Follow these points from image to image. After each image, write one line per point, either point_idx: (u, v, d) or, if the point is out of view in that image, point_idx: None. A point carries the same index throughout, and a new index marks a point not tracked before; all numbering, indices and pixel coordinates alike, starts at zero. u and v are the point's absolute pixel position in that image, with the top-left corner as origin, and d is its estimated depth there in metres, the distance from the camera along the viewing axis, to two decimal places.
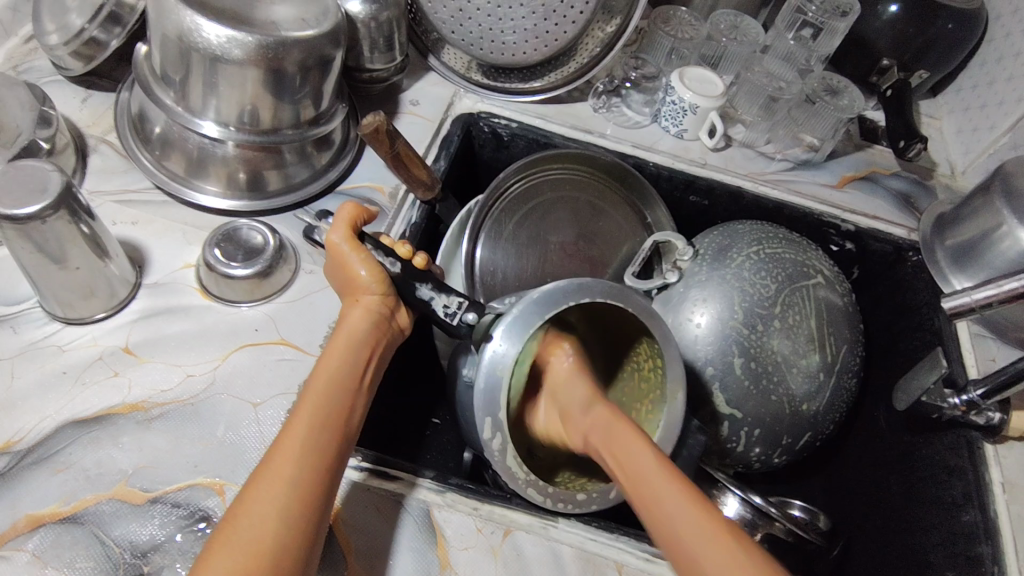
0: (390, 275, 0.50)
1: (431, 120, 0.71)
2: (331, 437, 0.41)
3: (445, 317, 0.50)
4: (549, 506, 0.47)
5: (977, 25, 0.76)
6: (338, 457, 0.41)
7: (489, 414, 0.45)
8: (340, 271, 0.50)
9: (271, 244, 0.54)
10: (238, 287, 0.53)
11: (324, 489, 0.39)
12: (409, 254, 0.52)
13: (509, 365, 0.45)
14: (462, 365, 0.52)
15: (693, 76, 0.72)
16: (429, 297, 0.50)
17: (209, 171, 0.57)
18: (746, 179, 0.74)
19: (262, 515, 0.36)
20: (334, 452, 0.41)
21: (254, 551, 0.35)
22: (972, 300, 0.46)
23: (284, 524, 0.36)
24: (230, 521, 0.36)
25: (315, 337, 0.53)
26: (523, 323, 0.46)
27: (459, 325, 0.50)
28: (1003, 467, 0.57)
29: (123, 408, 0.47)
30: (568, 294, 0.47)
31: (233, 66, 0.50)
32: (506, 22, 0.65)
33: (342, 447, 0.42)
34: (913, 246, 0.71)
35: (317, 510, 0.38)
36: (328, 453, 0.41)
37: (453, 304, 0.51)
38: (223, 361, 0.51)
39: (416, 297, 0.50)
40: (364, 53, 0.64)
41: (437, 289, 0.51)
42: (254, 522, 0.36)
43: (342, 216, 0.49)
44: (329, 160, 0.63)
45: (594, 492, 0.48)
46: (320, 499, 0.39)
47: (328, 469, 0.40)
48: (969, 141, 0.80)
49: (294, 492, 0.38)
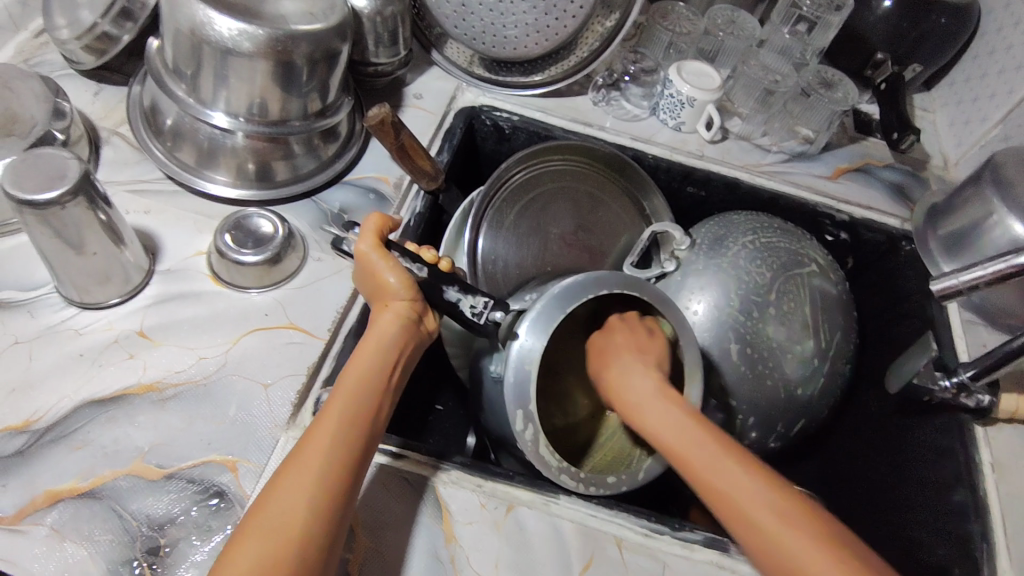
0: (417, 280, 0.50)
1: (435, 114, 0.72)
2: (356, 437, 0.42)
3: (472, 317, 0.51)
4: (581, 490, 0.49)
5: (969, 19, 0.78)
6: (363, 457, 0.42)
7: (520, 406, 0.46)
8: (370, 278, 0.50)
9: (280, 233, 0.55)
10: (248, 274, 0.54)
11: (349, 486, 0.40)
12: (434, 259, 0.52)
13: (537, 358, 0.47)
14: (488, 362, 0.54)
15: (690, 69, 0.74)
16: (456, 298, 0.51)
17: (219, 161, 0.58)
18: (743, 171, 0.75)
19: (291, 506, 0.38)
20: (358, 452, 0.42)
21: (280, 543, 0.36)
22: (959, 282, 0.47)
23: (309, 517, 0.38)
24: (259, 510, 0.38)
25: (323, 321, 0.55)
26: (546, 318, 0.48)
27: (485, 325, 0.51)
28: (993, 448, 0.59)
29: (139, 389, 0.49)
30: (586, 288, 0.49)
31: (243, 59, 0.52)
32: (508, 17, 0.67)
33: (367, 446, 0.43)
34: (906, 236, 0.72)
35: (341, 505, 0.39)
36: (355, 451, 0.42)
37: (478, 304, 0.51)
38: (234, 345, 0.52)
39: (443, 300, 0.51)
40: (369, 47, 0.66)
41: (465, 291, 0.51)
42: (281, 516, 0.37)
43: (368, 226, 0.51)
44: (336, 151, 0.64)
45: (624, 475, 0.51)
46: (345, 495, 0.40)
47: (353, 465, 0.41)
48: (962, 132, 0.81)
49: (321, 487, 0.39)
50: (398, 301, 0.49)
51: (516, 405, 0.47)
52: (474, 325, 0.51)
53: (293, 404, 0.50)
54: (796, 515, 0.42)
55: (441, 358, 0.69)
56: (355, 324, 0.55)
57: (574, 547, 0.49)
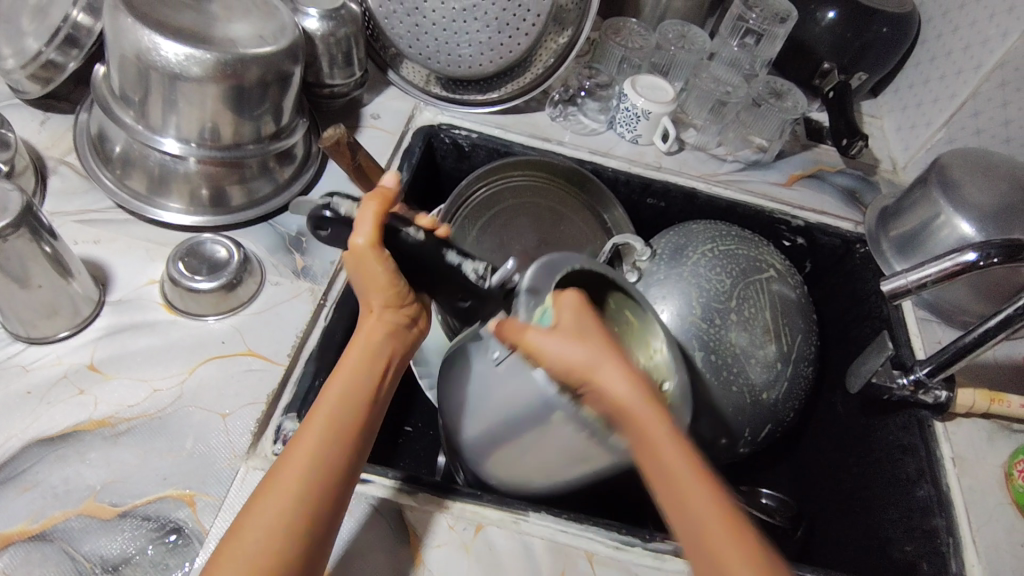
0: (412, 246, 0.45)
1: (393, 133, 0.72)
2: (341, 452, 0.40)
3: (475, 280, 0.46)
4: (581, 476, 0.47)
5: (909, 27, 0.81)
6: (348, 472, 0.40)
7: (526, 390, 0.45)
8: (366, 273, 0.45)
9: (235, 258, 0.54)
10: (202, 301, 0.53)
11: (331, 503, 0.38)
12: (432, 225, 0.49)
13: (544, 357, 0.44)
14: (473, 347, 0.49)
15: (644, 83, 0.76)
16: (456, 262, 0.46)
17: (171, 188, 0.57)
18: (699, 181, 0.76)
19: (268, 526, 0.36)
20: (343, 468, 0.39)
21: (259, 565, 0.35)
22: (908, 281, 0.48)
23: (290, 538, 0.36)
24: (236, 528, 0.36)
25: (283, 346, 0.53)
26: None
27: (491, 289, 0.47)
28: (953, 443, 0.60)
29: (90, 425, 0.47)
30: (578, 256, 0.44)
31: (192, 83, 0.51)
32: (462, 36, 0.67)
33: (356, 457, 0.41)
34: (860, 238, 0.74)
35: (322, 525, 0.38)
36: (339, 466, 0.39)
37: (478, 268, 0.47)
38: (189, 375, 0.51)
39: (444, 263, 0.46)
40: (324, 68, 0.66)
41: (463, 255, 0.47)
42: (258, 535, 0.35)
43: (365, 213, 0.43)
44: (292, 173, 0.64)
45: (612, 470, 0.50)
46: (326, 514, 0.38)
47: (338, 481, 0.39)
48: (908, 137, 0.84)
49: (302, 507, 0.37)
50: (390, 310, 0.46)
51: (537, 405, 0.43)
52: (475, 289, 0.47)
53: (253, 433, 0.49)
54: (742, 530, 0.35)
55: (408, 379, 0.68)
56: (315, 347, 0.54)
57: (544, 564, 0.48)
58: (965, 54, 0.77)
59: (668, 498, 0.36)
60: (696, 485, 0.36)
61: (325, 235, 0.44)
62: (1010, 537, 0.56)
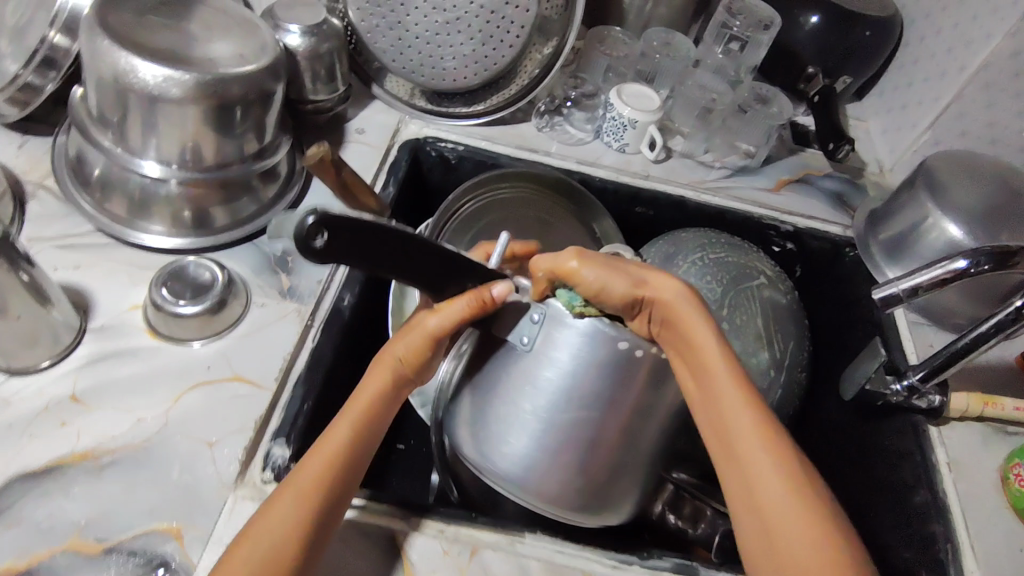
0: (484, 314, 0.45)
1: (378, 147, 0.71)
2: (332, 495, 0.42)
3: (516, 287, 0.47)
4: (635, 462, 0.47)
5: (892, 30, 0.81)
6: (335, 512, 0.42)
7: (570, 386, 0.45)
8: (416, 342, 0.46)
9: (219, 279, 0.54)
10: (187, 326, 0.52)
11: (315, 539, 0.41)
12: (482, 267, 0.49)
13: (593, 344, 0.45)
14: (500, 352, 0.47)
15: (630, 92, 0.76)
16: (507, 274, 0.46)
17: (153, 210, 0.56)
18: (688, 189, 0.76)
19: (265, 549, 0.39)
20: (331, 510, 0.42)
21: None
22: (899, 290, 0.47)
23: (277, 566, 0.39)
24: (240, 540, 0.40)
25: (270, 370, 0.52)
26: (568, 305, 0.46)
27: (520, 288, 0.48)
28: (948, 447, 0.61)
29: (73, 458, 0.46)
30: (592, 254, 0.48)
31: (172, 105, 0.50)
32: (445, 49, 0.67)
33: (344, 496, 0.43)
34: (849, 242, 0.74)
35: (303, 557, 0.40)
36: (326, 508, 0.42)
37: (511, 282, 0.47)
38: (175, 403, 0.50)
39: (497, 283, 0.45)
40: (306, 84, 0.65)
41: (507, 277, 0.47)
42: (254, 566, 0.38)
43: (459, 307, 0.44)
44: (276, 192, 0.63)
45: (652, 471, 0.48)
46: (311, 546, 0.41)
47: (326, 519, 0.42)
48: (894, 139, 0.84)
49: (288, 539, 0.40)
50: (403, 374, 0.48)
51: (613, 344, 0.44)
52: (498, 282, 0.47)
53: (241, 461, 0.48)
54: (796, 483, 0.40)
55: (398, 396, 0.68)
56: (303, 370, 0.53)
57: None
58: (949, 56, 0.77)
59: (725, 454, 0.43)
60: (750, 442, 0.42)
61: (323, 246, 0.34)
62: (1007, 541, 0.56)
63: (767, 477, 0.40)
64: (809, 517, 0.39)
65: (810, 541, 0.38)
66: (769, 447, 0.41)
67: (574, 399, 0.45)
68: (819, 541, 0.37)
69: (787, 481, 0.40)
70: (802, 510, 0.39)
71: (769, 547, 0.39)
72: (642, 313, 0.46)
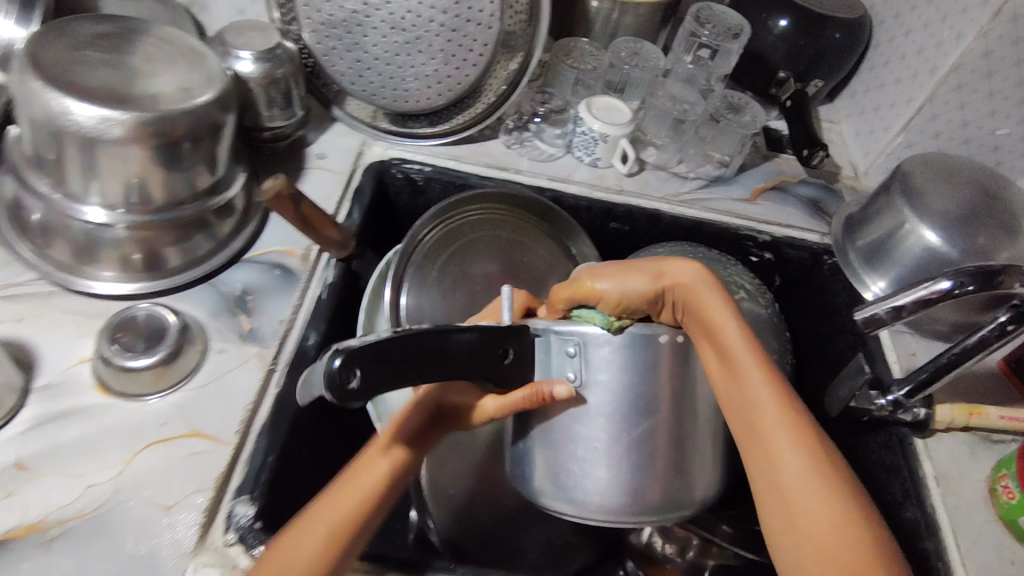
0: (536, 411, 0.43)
1: (341, 173, 0.69)
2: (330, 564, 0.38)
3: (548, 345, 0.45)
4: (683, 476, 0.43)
5: (862, 31, 0.80)
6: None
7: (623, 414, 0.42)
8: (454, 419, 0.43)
9: (173, 325, 0.51)
10: (139, 380, 0.49)
11: None
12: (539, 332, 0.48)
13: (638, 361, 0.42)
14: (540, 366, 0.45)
15: (600, 105, 0.74)
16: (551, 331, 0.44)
17: (100, 256, 0.53)
18: (663, 202, 0.74)
19: None
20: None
21: None
22: (882, 311, 0.46)
23: None
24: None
25: (229, 423, 0.50)
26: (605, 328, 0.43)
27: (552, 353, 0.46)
28: (935, 460, 0.59)
29: (19, 531, 0.43)
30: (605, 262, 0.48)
31: (112, 146, 0.47)
32: (407, 70, 0.64)
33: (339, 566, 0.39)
34: (827, 250, 0.73)
35: None
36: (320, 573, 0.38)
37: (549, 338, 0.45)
38: (129, 464, 0.47)
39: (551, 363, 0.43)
40: (261, 111, 0.62)
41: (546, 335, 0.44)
42: None
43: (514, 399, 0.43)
44: (233, 227, 0.59)
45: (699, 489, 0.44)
46: None
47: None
48: (868, 142, 0.83)
49: None
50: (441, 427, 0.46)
51: (647, 348, 0.42)
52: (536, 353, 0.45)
53: (200, 525, 0.45)
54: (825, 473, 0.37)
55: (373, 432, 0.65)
56: (266, 420, 0.50)
57: None
58: (920, 57, 0.76)
59: (750, 440, 0.40)
60: (777, 430, 0.39)
61: (358, 388, 0.31)
62: (999, 555, 0.54)
63: (791, 461, 0.38)
64: (834, 509, 0.36)
65: (840, 532, 0.35)
66: (798, 435, 0.38)
67: (614, 414, 0.42)
68: (841, 527, 0.35)
69: (815, 471, 0.37)
70: (822, 495, 0.36)
71: (791, 531, 0.36)
72: (667, 306, 0.45)
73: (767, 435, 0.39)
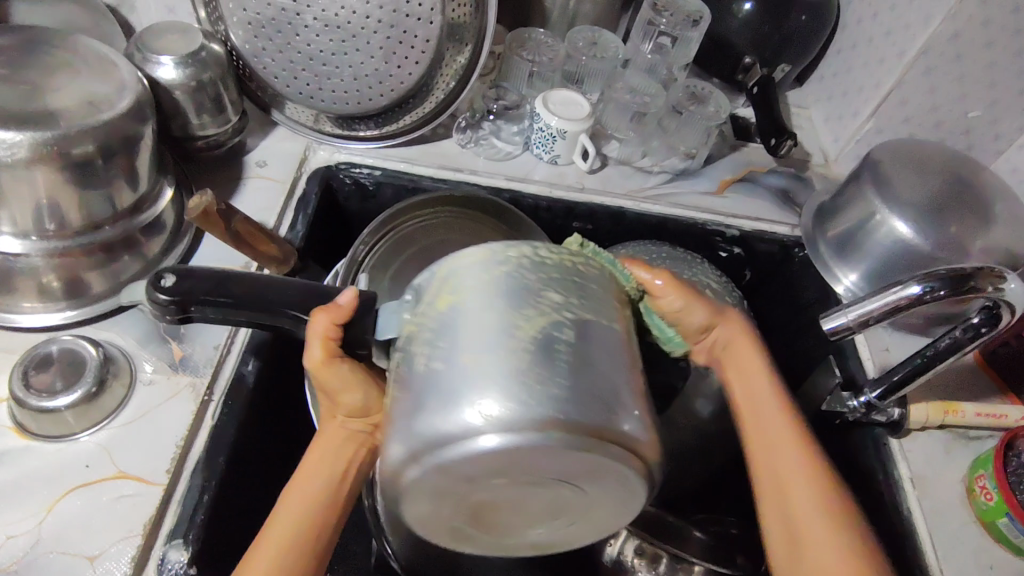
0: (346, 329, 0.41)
1: (282, 182, 0.65)
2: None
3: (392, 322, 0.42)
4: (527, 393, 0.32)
5: (828, 13, 0.77)
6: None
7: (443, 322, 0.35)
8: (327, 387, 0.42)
9: (94, 356, 0.47)
10: (60, 420, 0.45)
11: None
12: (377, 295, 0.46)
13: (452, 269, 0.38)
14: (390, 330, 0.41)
15: (557, 100, 0.70)
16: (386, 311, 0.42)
17: (15, 285, 0.49)
18: (626, 199, 0.71)
19: None
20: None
21: None
22: (849, 319, 0.44)
23: None
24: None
25: (160, 462, 0.46)
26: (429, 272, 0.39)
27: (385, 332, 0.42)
28: (911, 462, 0.57)
29: None
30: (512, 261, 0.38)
31: (11, 168, 0.43)
32: (344, 71, 0.60)
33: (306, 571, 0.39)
34: (797, 242, 0.70)
35: None
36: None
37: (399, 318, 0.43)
38: (49, 513, 0.43)
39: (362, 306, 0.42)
40: (190, 119, 0.58)
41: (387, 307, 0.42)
42: None
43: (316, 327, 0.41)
44: (163, 245, 0.56)
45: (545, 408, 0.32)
46: None
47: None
48: (837, 128, 0.80)
49: None
50: (349, 416, 0.43)
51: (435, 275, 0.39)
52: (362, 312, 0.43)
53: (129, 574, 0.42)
54: (835, 519, 0.40)
55: None
56: (201, 455, 0.47)
57: None
58: (887, 39, 0.73)
59: (758, 447, 0.44)
60: (781, 442, 0.43)
61: (166, 285, 0.41)
62: (977, 559, 0.52)
63: (788, 460, 0.42)
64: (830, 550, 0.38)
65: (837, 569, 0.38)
66: (807, 467, 0.42)
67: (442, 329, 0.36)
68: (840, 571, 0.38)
69: (825, 519, 0.40)
70: (821, 517, 0.40)
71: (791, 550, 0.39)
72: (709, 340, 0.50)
73: (778, 462, 0.42)
